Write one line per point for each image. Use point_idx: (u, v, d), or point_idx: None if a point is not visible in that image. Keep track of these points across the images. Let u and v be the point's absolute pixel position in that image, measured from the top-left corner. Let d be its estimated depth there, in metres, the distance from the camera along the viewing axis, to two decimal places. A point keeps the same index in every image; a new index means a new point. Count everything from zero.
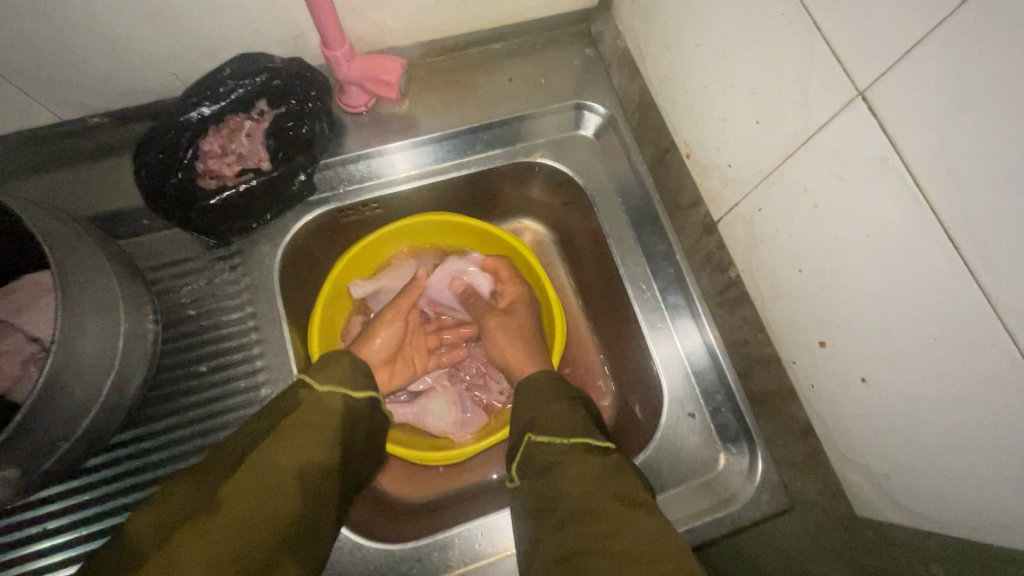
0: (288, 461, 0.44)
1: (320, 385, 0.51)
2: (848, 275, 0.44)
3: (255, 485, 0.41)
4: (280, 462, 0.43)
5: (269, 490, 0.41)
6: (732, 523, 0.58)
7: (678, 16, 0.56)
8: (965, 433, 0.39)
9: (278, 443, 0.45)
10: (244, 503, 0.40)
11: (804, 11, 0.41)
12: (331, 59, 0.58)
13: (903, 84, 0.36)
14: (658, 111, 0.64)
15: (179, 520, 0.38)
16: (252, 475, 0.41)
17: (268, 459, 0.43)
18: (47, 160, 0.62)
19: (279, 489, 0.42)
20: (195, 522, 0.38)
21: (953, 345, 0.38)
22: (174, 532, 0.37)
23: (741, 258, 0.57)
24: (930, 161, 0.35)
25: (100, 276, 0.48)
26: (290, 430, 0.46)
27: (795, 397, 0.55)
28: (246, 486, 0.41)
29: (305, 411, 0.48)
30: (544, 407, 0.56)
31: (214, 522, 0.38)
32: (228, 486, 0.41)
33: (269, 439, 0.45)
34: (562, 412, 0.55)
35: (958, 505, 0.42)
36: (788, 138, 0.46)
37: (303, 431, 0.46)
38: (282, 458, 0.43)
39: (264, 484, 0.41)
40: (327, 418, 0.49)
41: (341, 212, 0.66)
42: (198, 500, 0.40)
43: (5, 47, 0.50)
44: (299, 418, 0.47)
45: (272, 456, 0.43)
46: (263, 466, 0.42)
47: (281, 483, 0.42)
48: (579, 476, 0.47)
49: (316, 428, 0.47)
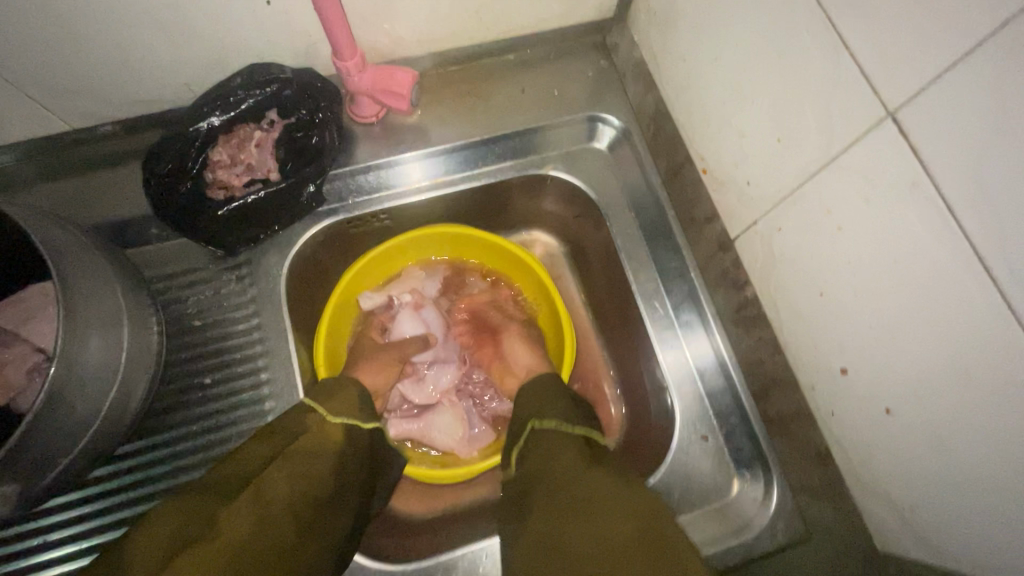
0: (290, 489, 0.43)
1: (331, 414, 0.51)
2: (873, 301, 0.42)
3: (256, 514, 0.40)
4: (283, 491, 0.43)
5: (269, 518, 0.41)
6: (746, 551, 0.56)
7: (696, 28, 0.55)
8: (997, 473, 0.37)
9: (281, 468, 0.44)
10: (244, 531, 0.39)
11: (830, 26, 0.40)
12: (342, 70, 0.58)
13: (936, 106, 0.34)
14: (674, 124, 0.62)
15: (180, 544, 0.37)
16: (254, 501, 0.41)
17: (271, 486, 0.42)
18: (58, 167, 0.62)
19: (279, 518, 0.41)
20: (197, 547, 0.37)
21: (987, 380, 0.36)
22: (176, 556, 0.36)
23: (758, 278, 0.55)
24: (965, 187, 0.34)
25: (106, 289, 0.48)
26: (294, 457, 0.45)
27: (813, 424, 0.53)
28: (247, 512, 0.40)
29: (310, 438, 0.47)
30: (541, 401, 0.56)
31: (215, 549, 0.37)
32: (230, 510, 0.40)
33: (275, 464, 0.44)
34: (564, 407, 0.54)
35: (987, 547, 0.39)
36: (811, 156, 0.45)
37: (306, 458, 0.46)
38: (285, 486, 0.43)
39: (266, 511, 0.41)
40: (330, 446, 0.48)
41: (350, 223, 0.66)
42: (200, 523, 0.39)
43: (17, 56, 0.50)
44: (304, 446, 0.47)
45: (276, 483, 0.43)
46: (269, 495, 0.42)
47: (280, 512, 0.42)
48: (570, 468, 0.47)
49: (318, 458, 0.46)
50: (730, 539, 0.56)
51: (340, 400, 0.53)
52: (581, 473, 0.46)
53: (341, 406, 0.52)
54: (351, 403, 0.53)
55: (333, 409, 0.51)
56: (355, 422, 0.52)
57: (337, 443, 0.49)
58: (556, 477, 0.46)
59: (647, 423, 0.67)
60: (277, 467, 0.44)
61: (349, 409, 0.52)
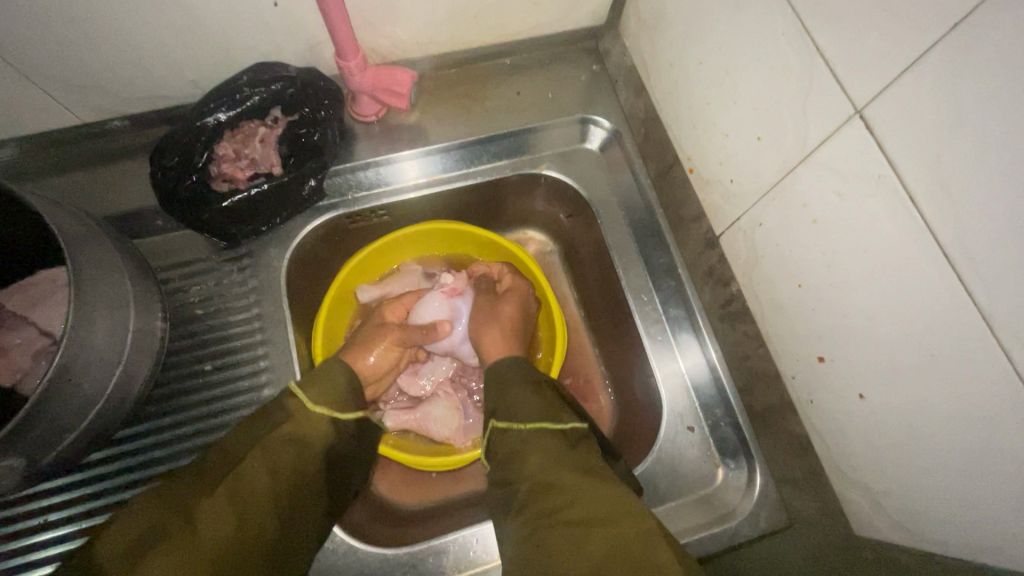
0: (268, 482, 0.44)
1: (312, 401, 0.51)
2: (846, 290, 0.45)
3: (233, 510, 0.42)
4: (261, 485, 0.44)
5: (247, 512, 0.42)
6: (730, 539, 0.58)
7: (682, 34, 0.58)
8: (962, 452, 0.39)
9: (261, 461, 0.45)
10: (222, 527, 0.41)
11: (803, 31, 0.43)
12: (345, 70, 0.60)
13: (899, 104, 0.37)
14: (662, 126, 0.65)
15: (155, 538, 0.39)
16: (231, 497, 0.42)
17: (249, 479, 0.43)
18: (68, 160, 0.64)
19: (257, 511, 0.43)
20: (172, 543, 0.39)
21: (949, 361, 0.38)
22: (150, 551, 0.38)
23: (741, 272, 0.57)
24: (925, 179, 0.36)
25: (114, 274, 0.50)
26: (273, 450, 0.46)
27: (794, 413, 0.55)
28: (224, 507, 0.41)
29: (293, 426, 0.48)
30: (511, 390, 0.56)
31: (191, 547, 0.39)
32: (206, 505, 0.41)
33: (254, 454, 0.45)
34: (529, 396, 0.54)
35: (954, 526, 0.41)
36: (788, 154, 0.47)
37: (286, 450, 0.47)
38: (263, 479, 0.44)
39: (244, 507, 0.42)
40: (314, 435, 0.50)
41: (349, 218, 0.68)
42: (175, 517, 0.40)
43: (35, 51, 0.52)
44: (285, 436, 0.48)
45: (253, 477, 0.44)
46: (245, 489, 0.43)
47: (258, 504, 0.43)
48: (539, 455, 0.48)
49: (297, 447, 0.47)
50: (714, 526, 0.58)
51: (323, 385, 0.53)
52: (547, 457, 0.47)
53: (322, 393, 0.52)
54: (333, 389, 0.53)
55: (315, 396, 0.51)
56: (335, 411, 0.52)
57: (320, 433, 0.50)
58: (526, 463, 0.48)
59: (637, 415, 0.68)
60: (254, 459, 0.45)
61: (329, 397, 0.53)
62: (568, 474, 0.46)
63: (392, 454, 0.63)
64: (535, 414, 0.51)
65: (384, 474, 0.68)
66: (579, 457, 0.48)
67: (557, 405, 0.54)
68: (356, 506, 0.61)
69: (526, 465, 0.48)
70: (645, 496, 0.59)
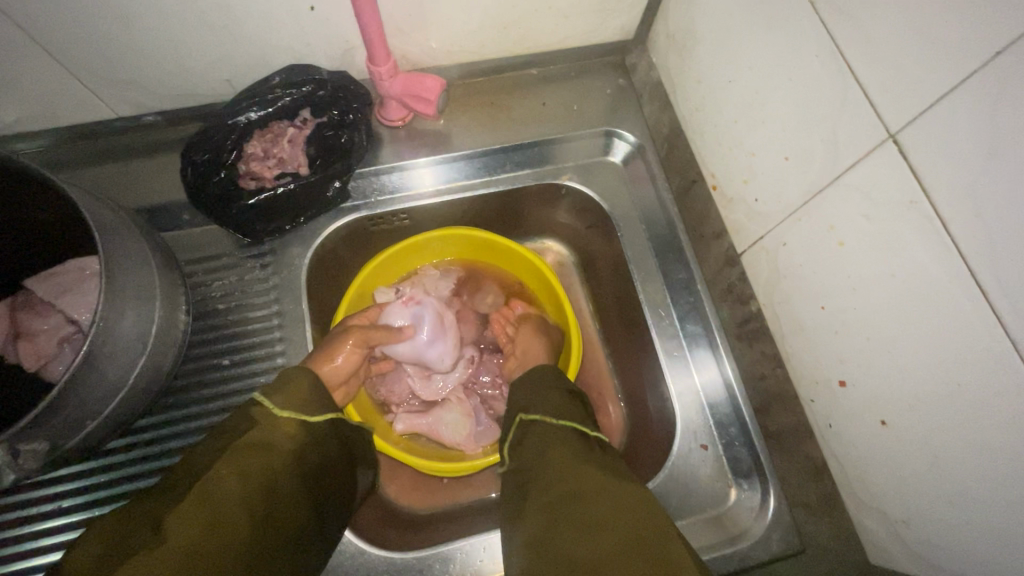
0: (241, 486, 0.42)
1: (279, 407, 0.49)
2: (870, 314, 0.44)
3: (204, 516, 0.39)
4: (235, 488, 0.42)
5: (219, 515, 0.40)
6: (740, 561, 0.57)
7: (711, 52, 0.58)
8: (991, 485, 0.38)
9: (231, 467, 0.43)
10: (193, 530, 0.38)
11: (837, 52, 0.43)
12: (375, 75, 0.61)
13: (934, 131, 0.37)
14: (687, 142, 0.65)
15: (118, 556, 0.36)
16: (202, 503, 0.40)
17: (222, 485, 0.41)
18: (101, 153, 0.65)
19: (231, 518, 0.40)
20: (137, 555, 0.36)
21: (977, 393, 0.37)
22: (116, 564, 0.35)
23: (762, 291, 0.57)
24: (959, 207, 0.36)
25: (143, 265, 0.50)
26: (245, 454, 0.44)
27: (811, 437, 0.54)
28: (196, 516, 0.39)
29: (261, 431, 0.46)
30: (540, 391, 0.57)
31: (161, 555, 0.36)
32: (173, 517, 0.39)
33: (223, 460, 0.43)
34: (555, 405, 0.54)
35: (978, 560, 0.40)
36: (816, 176, 0.47)
37: (258, 454, 0.44)
38: (234, 484, 0.42)
39: (216, 514, 0.40)
40: (286, 441, 0.47)
41: (371, 220, 0.69)
42: (143, 532, 0.38)
43: (79, 46, 0.54)
44: (254, 440, 0.45)
45: (224, 481, 0.42)
46: (216, 494, 0.41)
47: (233, 508, 0.41)
48: (563, 451, 0.48)
49: (272, 452, 0.45)
50: (724, 547, 0.57)
51: (289, 394, 0.51)
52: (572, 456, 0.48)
53: (288, 397, 0.50)
54: (301, 395, 0.51)
55: (282, 403, 0.49)
56: (302, 415, 0.50)
57: (292, 437, 0.48)
58: (547, 458, 0.48)
59: (649, 429, 0.68)
60: (221, 466, 0.43)
61: (297, 399, 0.51)
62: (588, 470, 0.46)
63: (404, 457, 0.63)
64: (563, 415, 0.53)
65: (392, 476, 0.68)
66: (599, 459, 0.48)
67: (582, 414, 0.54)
68: (365, 507, 0.61)
69: (546, 461, 0.48)
70: None
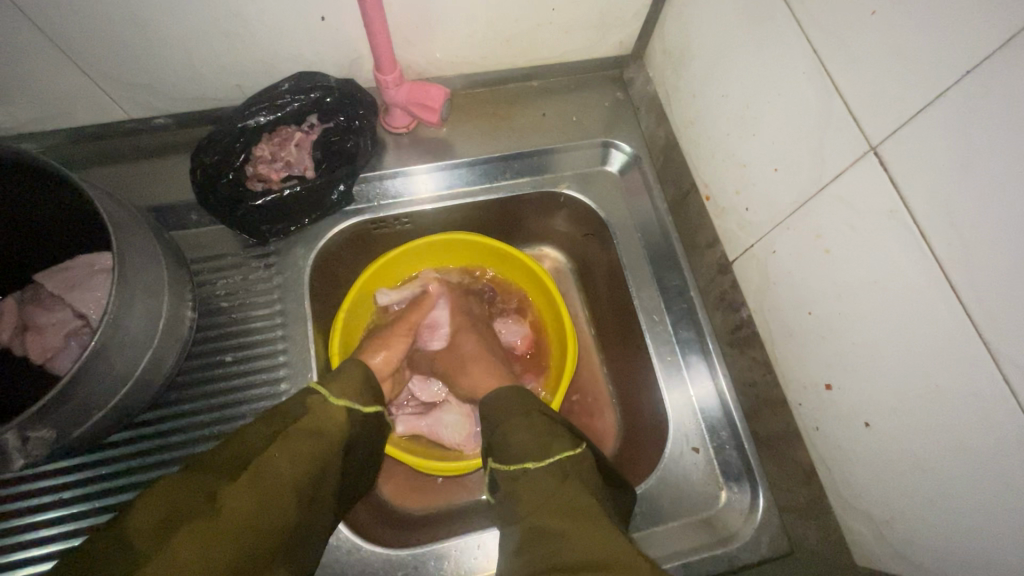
0: (291, 471, 0.44)
1: (335, 396, 0.52)
2: (854, 318, 0.46)
3: (255, 495, 0.42)
4: (284, 473, 0.44)
5: (269, 498, 0.42)
6: (730, 562, 0.58)
7: (705, 67, 0.60)
8: (968, 482, 0.39)
9: (280, 448, 0.45)
10: (245, 509, 0.41)
11: (822, 70, 0.45)
12: (382, 83, 0.63)
13: (912, 144, 0.39)
14: (681, 154, 0.67)
15: (175, 523, 0.39)
16: (253, 482, 0.42)
17: (270, 466, 0.44)
18: (112, 153, 0.67)
19: (280, 498, 0.43)
20: (195, 523, 0.39)
21: (953, 394, 0.39)
22: (175, 534, 0.38)
23: (753, 298, 0.59)
24: (935, 215, 0.38)
25: (152, 261, 0.52)
26: (293, 438, 0.46)
27: (800, 440, 0.55)
28: (249, 494, 0.41)
29: (311, 419, 0.48)
30: (509, 422, 0.56)
31: (218, 529, 0.39)
32: (227, 492, 0.41)
33: (275, 444, 0.45)
34: (523, 430, 0.54)
35: (956, 557, 0.42)
36: (803, 186, 0.49)
37: (306, 440, 0.47)
38: (286, 469, 0.44)
39: (265, 493, 0.42)
40: (329, 428, 0.49)
41: (373, 224, 0.70)
42: (198, 500, 0.41)
43: (96, 50, 0.56)
44: (305, 426, 0.47)
45: (276, 465, 0.44)
46: (267, 473, 0.43)
47: (283, 492, 0.43)
48: (535, 490, 0.49)
49: (316, 438, 0.47)
50: (714, 548, 0.58)
51: (341, 383, 0.53)
52: (545, 492, 0.48)
53: (344, 387, 0.53)
54: (354, 384, 0.54)
55: (339, 392, 0.52)
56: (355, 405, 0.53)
57: (336, 424, 0.50)
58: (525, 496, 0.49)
59: (642, 432, 0.69)
60: (275, 447, 0.45)
61: (351, 390, 0.53)
62: (566, 511, 0.46)
63: (404, 456, 0.64)
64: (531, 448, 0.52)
65: (388, 476, 0.69)
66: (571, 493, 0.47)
67: (552, 434, 0.53)
68: (361, 504, 0.62)
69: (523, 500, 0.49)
70: (646, 512, 0.60)
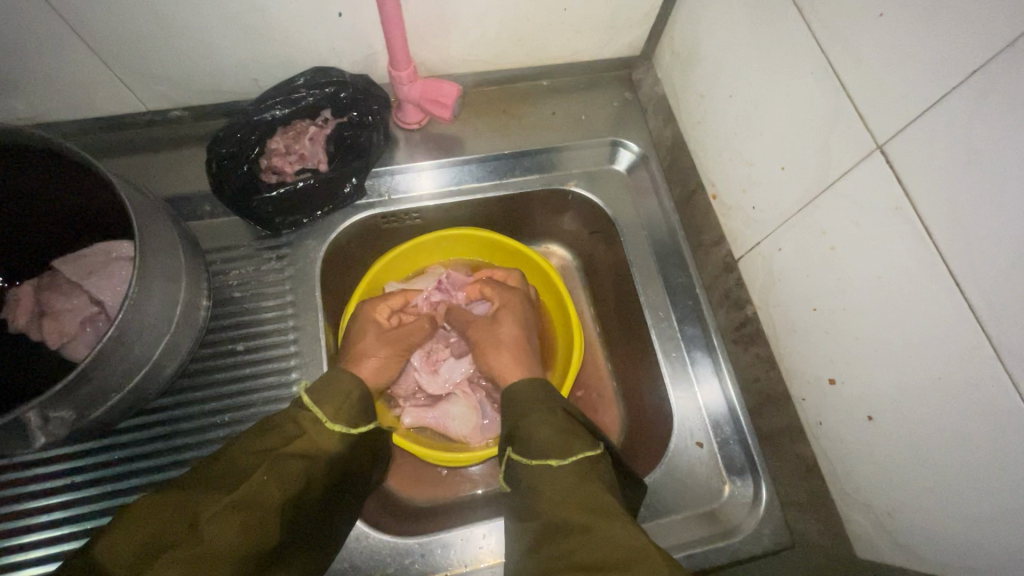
0: (276, 494, 0.46)
1: (330, 420, 0.52)
2: (858, 313, 0.47)
3: (239, 519, 0.43)
4: (269, 497, 0.46)
5: (252, 524, 0.44)
6: (731, 555, 0.59)
7: (713, 69, 0.62)
8: (968, 471, 0.40)
9: (272, 474, 0.47)
10: (226, 538, 0.42)
11: (829, 70, 0.46)
12: (395, 79, 0.64)
13: (916, 144, 0.40)
14: (688, 154, 0.68)
15: (160, 547, 0.41)
16: (237, 507, 0.44)
17: (258, 491, 0.45)
18: (129, 143, 0.68)
19: (265, 523, 0.45)
20: (176, 550, 0.41)
21: (954, 383, 0.40)
22: (158, 557, 0.40)
23: (757, 295, 0.59)
24: (940, 214, 0.39)
25: (170, 249, 0.53)
26: (281, 461, 0.48)
27: (802, 436, 0.56)
28: (231, 519, 0.43)
29: (305, 442, 0.50)
30: (528, 416, 0.56)
31: (197, 552, 0.41)
32: (211, 514, 0.43)
33: (262, 467, 0.46)
34: (545, 424, 0.55)
35: (954, 547, 0.43)
36: (810, 185, 0.50)
37: (295, 462, 0.48)
38: (271, 491, 0.46)
39: (250, 520, 0.44)
40: (320, 452, 0.51)
41: (383, 218, 0.71)
42: (182, 525, 0.42)
43: (117, 41, 0.57)
44: (297, 450, 0.49)
45: (262, 487, 0.45)
46: (254, 496, 0.45)
47: (266, 518, 0.45)
48: (552, 490, 0.49)
49: (307, 460, 0.49)
50: (717, 541, 0.59)
51: (338, 401, 0.54)
52: (558, 493, 0.49)
53: (338, 410, 0.53)
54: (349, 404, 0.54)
55: (333, 414, 0.53)
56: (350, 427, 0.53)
57: (328, 447, 0.52)
58: (542, 498, 0.50)
59: (646, 427, 0.70)
60: (265, 471, 0.46)
61: (345, 413, 0.54)
62: (581, 510, 0.47)
63: (412, 447, 0.64)
64: (550, 444, 0.52)
65: (395, 468, 0.70)
66: (588, 491, 0.48)
67: (571, 431, 0.54)
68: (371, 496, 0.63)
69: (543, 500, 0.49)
70: (648, 505, 0.61)
